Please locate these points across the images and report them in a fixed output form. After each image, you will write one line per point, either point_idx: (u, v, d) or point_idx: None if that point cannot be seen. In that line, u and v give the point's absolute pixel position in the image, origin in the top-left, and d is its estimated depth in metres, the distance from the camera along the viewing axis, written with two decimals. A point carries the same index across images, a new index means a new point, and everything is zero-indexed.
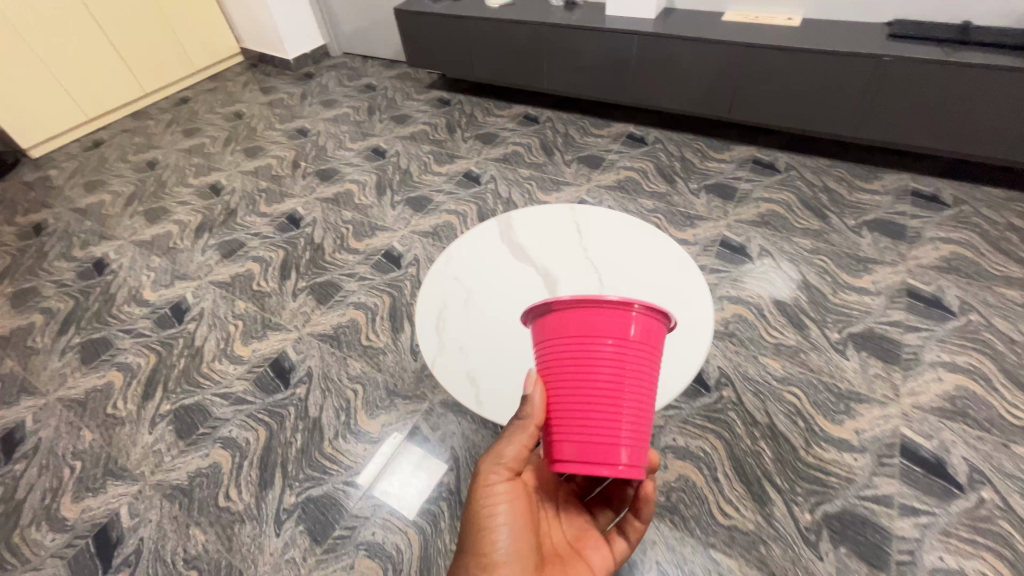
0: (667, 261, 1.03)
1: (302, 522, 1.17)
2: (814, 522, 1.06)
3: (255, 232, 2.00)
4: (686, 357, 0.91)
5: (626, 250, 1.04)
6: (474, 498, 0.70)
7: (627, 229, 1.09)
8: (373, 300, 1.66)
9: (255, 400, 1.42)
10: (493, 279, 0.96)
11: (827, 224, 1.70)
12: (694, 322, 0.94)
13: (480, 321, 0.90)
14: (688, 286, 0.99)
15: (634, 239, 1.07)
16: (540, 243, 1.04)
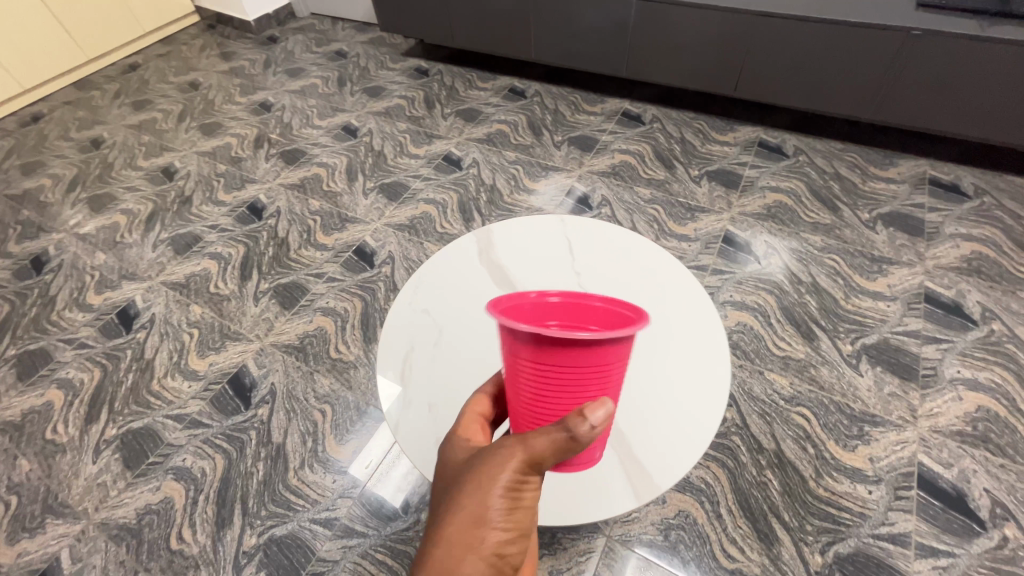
0: (673, 289, 0.89)
1: (264, 567, 1.06)
2: (825, 565, 0.97)
3: (212, 223, 1.81)
4: (701, 413, 0.75)
5: (624, 276, 0.91)
6: (501, 484, 0.52)
7: (627, 250, 0.95)
8: (343, 305, 1.51)
9: (211, 423, 1.28)
10: (470, 323, 0.86)
11: (839, 218, 1.56)
12: (707, 366, 0.79)
13: (455, 376, 0.80)
14: (699, 321, 0.84)
15: (634, 263, 0.93)
16: (525, 274, 0.93)
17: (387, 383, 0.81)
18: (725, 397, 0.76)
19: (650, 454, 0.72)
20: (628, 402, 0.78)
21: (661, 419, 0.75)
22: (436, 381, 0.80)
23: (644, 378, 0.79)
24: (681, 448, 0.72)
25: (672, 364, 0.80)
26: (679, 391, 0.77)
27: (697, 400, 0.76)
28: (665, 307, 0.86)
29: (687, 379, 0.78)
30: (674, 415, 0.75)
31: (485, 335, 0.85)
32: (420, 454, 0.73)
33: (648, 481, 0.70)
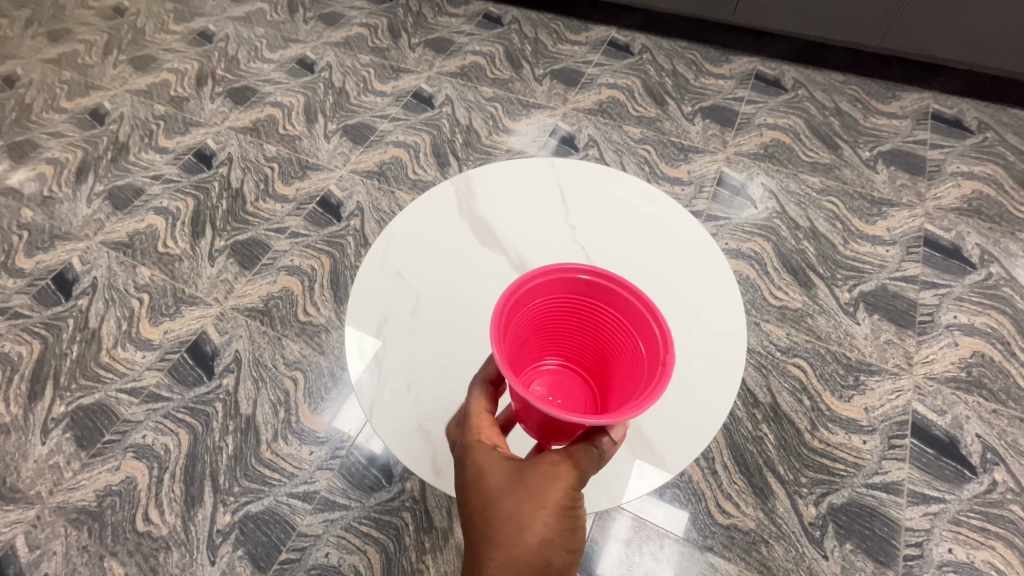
0: (681, 245, 0.80)
1: (242, 545, 1.00)
2: (819, 516, 0.96)
3: (154, 173, 1.61)
4: (715, 385, 0.68)
5: (627, 231, 0.82)
6: (556, 506, 0.48)
7: (629, 200, 0.85)
8: (309, 263, 1.37)
9: (172, 396, 1.18)
10: (453, 287, 0.76)
11: (838, 156, 1.46)
12: (720, 333, 0.72)
13: (437, 350, 0.71)
14: (710, 281, 0.77)
15: (636, 216, 0.83)
16: (515, 230, 0.82)
17: (359, 359, 0.71)
18: (741, 368, 0.69)
19: (662, 434, 0.66)
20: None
21: (673, 395, 0.68)
22: (414, 356, 0.71)
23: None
24: (694, 427, 0.66)
25: (682, 332, 0.72)
26: (688, 361, 0.70)
27: (711, 371, 0.70)
28: (674, 266, 0.78)
29: (698, 347, 0.71)
30: (686, 388, 0.69)
31: (470, 302, 0.75)
32: (400, 442, 0.65)
33: (660, 466, 0.65)
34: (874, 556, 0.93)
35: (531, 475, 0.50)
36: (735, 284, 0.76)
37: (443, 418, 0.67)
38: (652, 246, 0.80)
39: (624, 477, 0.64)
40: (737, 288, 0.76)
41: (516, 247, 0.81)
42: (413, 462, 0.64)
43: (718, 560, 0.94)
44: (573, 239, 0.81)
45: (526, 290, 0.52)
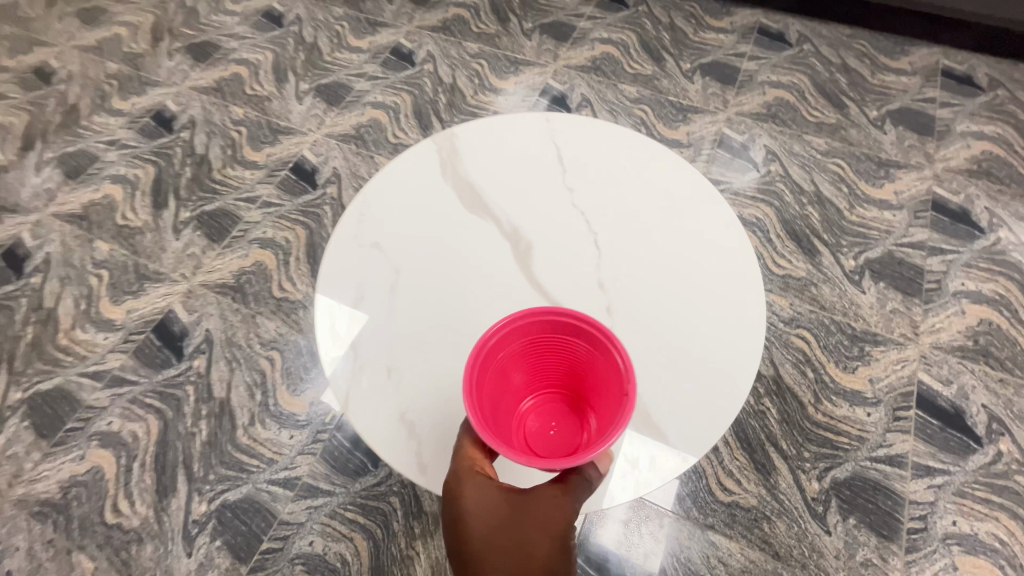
0: (693, 210, 0.73)
1: (220, 535, 0.95)
2: (822, 491, 0.93)
3: (109, 138, 1.47)
4: (732, 364, 0.63)
5: (633, 196, 0.74)
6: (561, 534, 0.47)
7: (634, 160, 0.77)
8: (283, 235, 1.28)
9: (138, 379, 1.10)
10: (436, 262, 0.69)
11: (845, 116, 1.39)
12: (736, 308, 0.66)
13: (420, 332, 0.65)
14: (725, 250, 0.70)
15: (643, 178, 0.75)
16: (506, 194, 0.74)
17: (333, 344, 0.64)
18: (761, 346, 0.64)
19: (675, 421, 0.61)
20: (644, 358, 0.64)
21: (687, 377, 0.63)
22: (394, 339, 0.64)
23: (662, 328, 0.66)
24: (711, 414, 0.61)
25: (695, 308, 0.66)
26: (702, 340, 0.65)
27: (726, 350, 0.64)
28: (685, 235, 0.71)
29: (712, 323, 0.66)
30: (700, 369, 0.63)
31: (456, 277, 0.68)
32: (380, 436, 0.59)
33: (674, 456, 0.60)
34: (877, 530, 0.90)
35: (533, 507, 0.48)
36: (752, 253, 0.69)
37: (426, 408, 0.61)
38: (661, 212, 0.73)
39: (635, 471, 0.59)
40: (755, 257, 0.70)
41: (509, 214, 0.73)
42: (395, 458, 0.59)
43: (719, 538, 0.91)
44: (572, 204, 0.73)
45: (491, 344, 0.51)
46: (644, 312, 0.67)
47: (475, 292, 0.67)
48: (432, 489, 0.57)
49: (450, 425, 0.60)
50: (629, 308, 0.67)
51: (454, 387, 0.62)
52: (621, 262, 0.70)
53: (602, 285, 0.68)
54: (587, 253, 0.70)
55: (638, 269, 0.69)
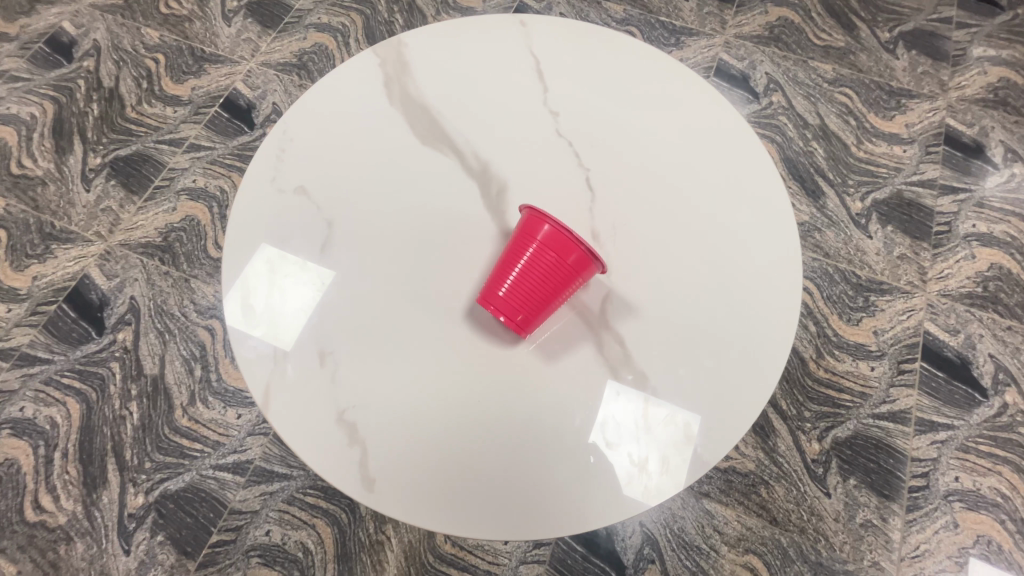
0: (716, 144, 0.63)
1: (163, 529, 0.84)
2: (823, 452, 0.87)
3: None
4: (749, 332, 0.56)
5: (644, 125, 0.63)
6: None
7: (641, 81, 0.65)
8: (216, 184, 1.07)
9: (53, 358, 0.94)
10: (381, 218, 0.58)
11: (854, 39, 1.23)
12: (764, 263, 0.58)
13: (361, 308, 0.55)
14: (754, 194, 0.61)
15: (653, 104, 0.64)
16: (476, 125, 0.62)
17: (250, 324, 0.55)
18: (793, 307, 0.56)
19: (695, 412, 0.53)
20: (661, 330, 0.55)
21: (711, 356, 0.55)
22: (327, 316, 0.55)
23: (682, 290, 0.57)
24: (741, 399, 0.54)
25: (708, 266, 0.58)
26: (730, 303, 0.56)
27: (750, 315, 0.56)
28: (709, 174, 0.61)
29: (728, 283, 0.57)
30: (712, 339, 0.55)
31: (405, 238, 0.58)
32: (314, 440, 0.51)
33: (693, 458, 0.52)
34: (878, 490, 0.85)
35: None
36: (784, 194, 0.61)
37: (368, 403, 0.52)
38: (680, 146, 0.62)
39: (645, 479, 0.51)
40: (784, 199, 0.61)
41: (477, 150, 0.61)
42: (331, 467, 0.51)
43: (715, 506, 0.85)
44: (563, 137, 0.62)
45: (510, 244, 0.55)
46: (662, 272, 0.57)
47: (432, 252, 0.57)
48: (383, 507, 0.50)
49: (398, 424, 0.52)
50: (630, 268, 0.57)
51: (406, 374, 0.53)
52: (619, 210, 0.59)
53: (596, 238, 0.58)
54: (581, 198, 0.60)
55: (651, 218, 0.59)
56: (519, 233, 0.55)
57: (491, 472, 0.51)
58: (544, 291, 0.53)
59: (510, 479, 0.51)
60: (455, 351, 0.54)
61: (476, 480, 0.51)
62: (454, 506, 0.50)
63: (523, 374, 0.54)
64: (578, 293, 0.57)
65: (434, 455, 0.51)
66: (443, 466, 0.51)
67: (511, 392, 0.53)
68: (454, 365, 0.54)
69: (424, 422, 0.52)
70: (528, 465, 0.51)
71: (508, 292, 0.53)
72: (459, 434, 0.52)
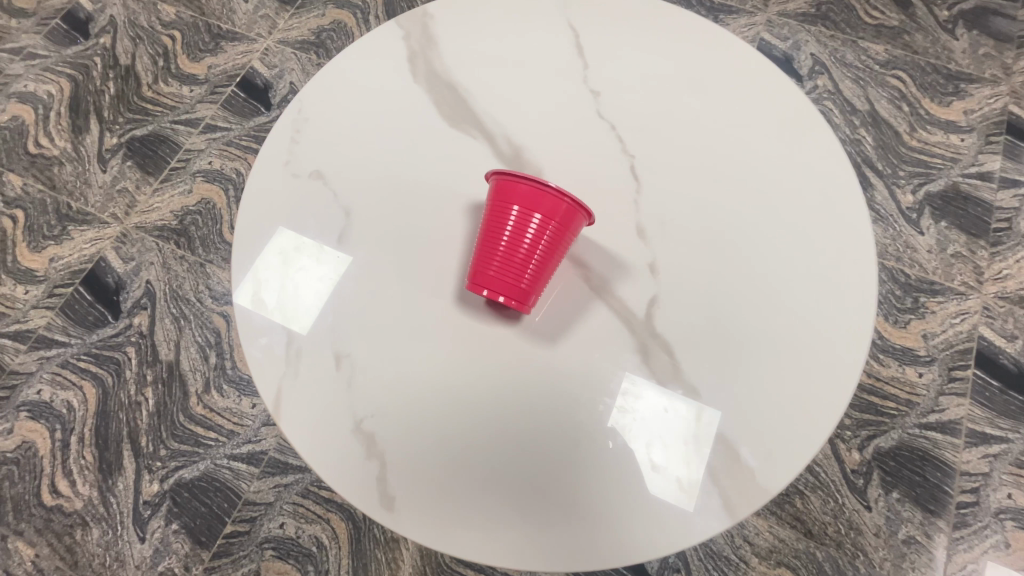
0: (779, 137, 0.56)
1: (177, 518, 0.83)
2: (863, 463, 0.82)
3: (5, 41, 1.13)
4: (809, 344, 0.50)
5: (696, 112, 0.57)
6: None
7: (695, 62, 0.59)
8: (232, 166, 1.04)
9: (69, 340, 0.93)
10: (404, 213, 0.54)
11: (909, 18, 1.13)
12: (826, 268, 0.52)
13: (380, 310, 0.52)
14: (818, 191, 0.55)
15: (708, 88, 0.58)
16: (508, 104, 0.57)
17: (264, 324, 0.51)
18: (859, 318, 0.51)
19: (756, 431, 0.49)
20: (713, 340, 0.51)
21: (768, 372, 0.50)
22: (346, 315, 0.51)
23: (736, 297, 0.52)
24: (805, 424, 0.48)
25: (763, 272, 0.52)
26: (786, 311, 0.51)
27: (810, 326, 0.51)
28: (769, 170, 0.55)
29: (786, 289, 0.52)
30: (767, 352, 0.50)
31: (432, 231, 0.53)
32: (329, 449, 0.49)
33: (752, 482, 0.48)
34: (923, 505, 0.80)
35: None
36: (852, 190, 0.54)
37: (386, 415, 0.49)
38: (738, 138, 0.56)
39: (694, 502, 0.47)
40: (853, 195, 0.55)
41: (510, 133, 0.56)
42: (346, 479, 0.48)
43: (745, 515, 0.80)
44: (605, 120, 0.56)
45: (488, 214, 0.51)
46: (715, 277, 0.52)
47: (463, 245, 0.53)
48: (400, 530, 0.47)
49: (416, 436, 0.49)
50: (677, 272, 0.52)
51: (428, 381, 0.50)
52: (667, 207, 0.54)
53: (642, 232, 0.53)
54: (625, 189, 0.55)
55: (702, 217, 0.54)
56: (492, 206, 0.51)
57: (513, 494, 0.48)
58: (538, 258, 0.49)
59: (539, 499, 0.48)
60: (481, 357, 0.50)
61: (496, 500, 0.48)
62: (477, 531, 0.47)
63: (558, 382, 0.50)
64: (618, 292, 0.52)
65: (451, 470, 0.48)
66: (462, 487, 0.48)
67: (544, 400, 0.49)
68: (480, 372, 0.50)
69: (442, 438, 0.49)
70: (557, 485, 0.48)
71: (499, 267, 0.49)
72: (479, 451, 0.48)
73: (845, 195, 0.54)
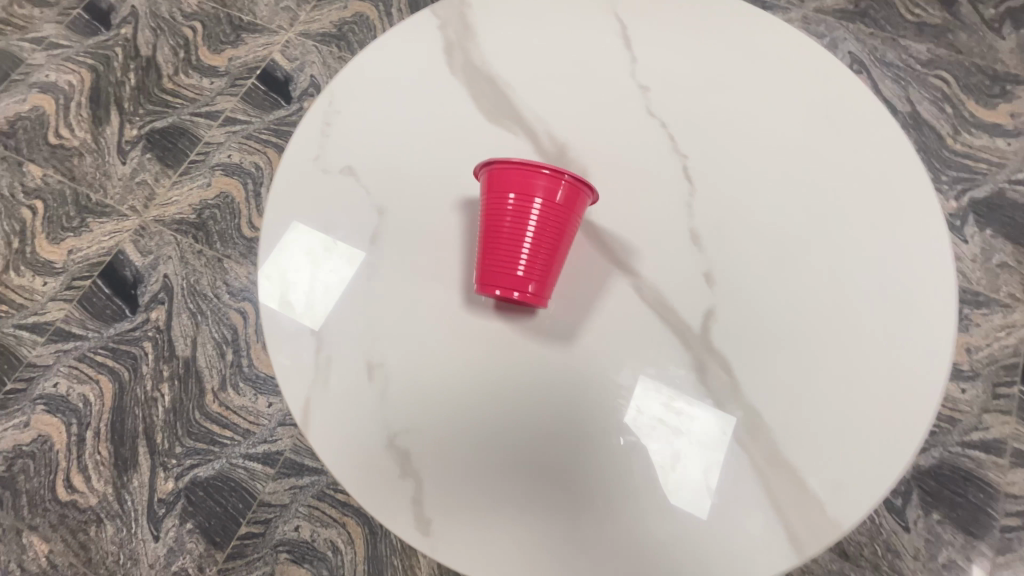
0: (847, 146, 0.53)
1: (192, 517, 0.82)
2: (902, 482, 0.78)
3: (25, 27, 1.11)
4: (877, 367, 0.48)
5: (755, 113, 0.54)
6: None
7: (750, 57, 0.55)
8: (251, 160, 1.02)
9: (86, 334, 0.92)
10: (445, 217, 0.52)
11: (954, 15, 1.08)
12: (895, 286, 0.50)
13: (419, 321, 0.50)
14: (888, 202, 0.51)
15: (764, 85, 0.54)
16: (551, 100, 0.54)
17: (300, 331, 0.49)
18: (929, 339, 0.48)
19: (821, 463, 0.46)
20: (774, 361, 0.48)
21: (833, 395, 0.47)
22: (381, 323, 0.49)
23: (798, 315, 0.49)
24: (872, 451, 0.46)
25: (829, 289, 0.50)
26: (852, 332, 0.49)
27: (878, 347, 0.48)
28: (836, 180, 0.52)
29: (852, 309, 0.49)
30: (832, 374, 0.48)
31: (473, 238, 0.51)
32: (359, 464, 0.47)
33: (818, 512, 0.46)
34: (965, 528, 0.76)
35: None
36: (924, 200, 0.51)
37: (424, 434, 0.47)
38: (806, 147, 0.53)
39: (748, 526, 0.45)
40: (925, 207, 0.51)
41: (553, 130, 0.54)
42: (377, 497, 0.47)
43: None
44: (656, 118, 0.54)
45: (485, 210, 0.49)
46: (777, 293, 0.50)
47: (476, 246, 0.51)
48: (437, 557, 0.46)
49: (453, 458, 0.47)
50: (737, 288, 0.50)
51: (465, 395, 0.48)
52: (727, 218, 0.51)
53: (698, 241, 0.51)
54: (679, 195, 0.52)
55: (764, 230, 0.51)
56: (488, 199, 0.48)
57: (554, 521, 0.46)
58: (547, 243, 0.47)
59: (580, 529, 0.46)
60: (526, 375, 0.49)
61: (535, 527, 0.46)
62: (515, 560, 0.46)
63: (607, 402, 0.48)
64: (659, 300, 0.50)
65: (489, 493, 0.46)
66: (500, 513, 0.46)
67: (590, 418, 0.48)
68: (521, 386, 0.48)
69: (480, 461, 0.47)
70: (601, 512, 0.46)
71: (510, 265, 0.47)
72: (518, 475, 0.47)
73: (926, 216, 0.51)
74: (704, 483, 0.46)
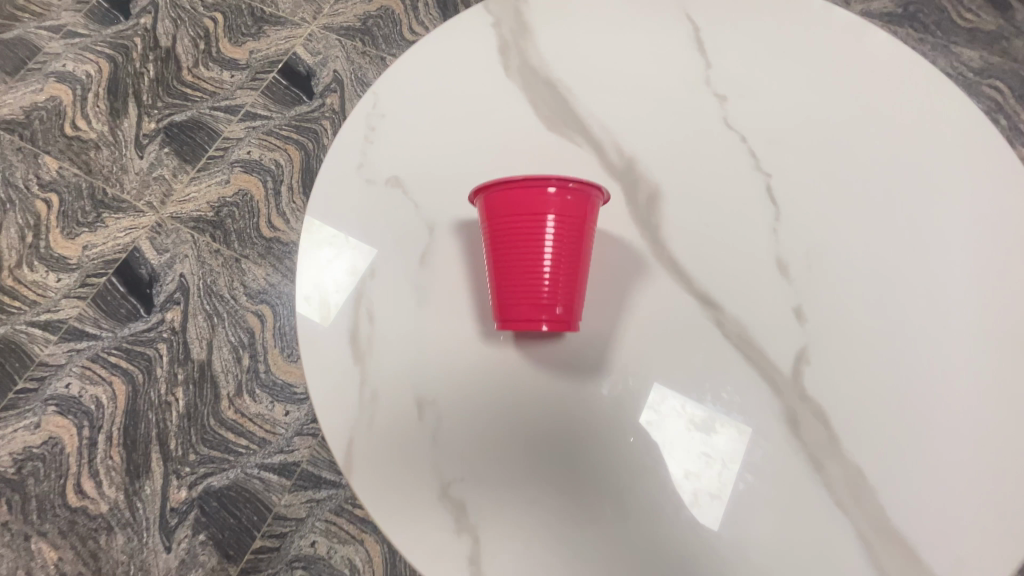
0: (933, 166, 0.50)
1: (205, 528, 0.79)
2: None
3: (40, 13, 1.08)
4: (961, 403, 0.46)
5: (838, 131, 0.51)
6: None
7: (829, 67, 0.52)
8: (271, 157, 0.99)
9: (100, 334, 0.89)
10: None
11: (1010, 20, 1.02)
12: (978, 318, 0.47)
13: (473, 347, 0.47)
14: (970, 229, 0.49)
15: (841, 100, 0.51)
16: (617, 108, 0.51)
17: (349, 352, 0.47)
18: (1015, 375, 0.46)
19: (906, 520, 0.44)
20: (854, 395, 0.46)
21: (914, 432, 0.45)
22: (433, 357, 0.47)
23: (880, 346, 0.47)
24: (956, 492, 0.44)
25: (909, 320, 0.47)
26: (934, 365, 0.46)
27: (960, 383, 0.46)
28: (919, 203, 0.49)
29: (933, 340, 0.47)
30: (912, 410, 0.46)
31: None
32: (410, 517, 0.44)
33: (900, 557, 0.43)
34: None
35: None
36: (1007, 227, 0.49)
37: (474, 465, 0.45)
38: (891, 179, 0.50)
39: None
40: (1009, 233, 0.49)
41: (620, 141, 0.51)
42: (429, 553, 0.44)
43: None
44: (734, 131, 0.51)
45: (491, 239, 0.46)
46: (855, 323, 0.47)
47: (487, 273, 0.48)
48: None
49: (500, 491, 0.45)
50: (814, 316, 0.48)
51: (505, 428, 0.46)
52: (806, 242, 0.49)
53: (783, 268, 0.49)
54: (762, 217, 0.50)
55: (842, 257, 0.49)
56: (490, 227, 0.46)
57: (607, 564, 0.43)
58: (566, 263, 0.45)
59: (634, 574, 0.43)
60: (586, 404, 0.46)
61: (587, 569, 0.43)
62: None
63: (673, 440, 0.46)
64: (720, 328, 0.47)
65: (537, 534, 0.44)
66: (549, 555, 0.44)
67: (650, 461, 0.45)
68: (580, 429, 0.46)
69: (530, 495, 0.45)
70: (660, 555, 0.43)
71: (531, 293, 0.44)
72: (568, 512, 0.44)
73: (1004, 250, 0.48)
74: (781, 539, 0.43)
